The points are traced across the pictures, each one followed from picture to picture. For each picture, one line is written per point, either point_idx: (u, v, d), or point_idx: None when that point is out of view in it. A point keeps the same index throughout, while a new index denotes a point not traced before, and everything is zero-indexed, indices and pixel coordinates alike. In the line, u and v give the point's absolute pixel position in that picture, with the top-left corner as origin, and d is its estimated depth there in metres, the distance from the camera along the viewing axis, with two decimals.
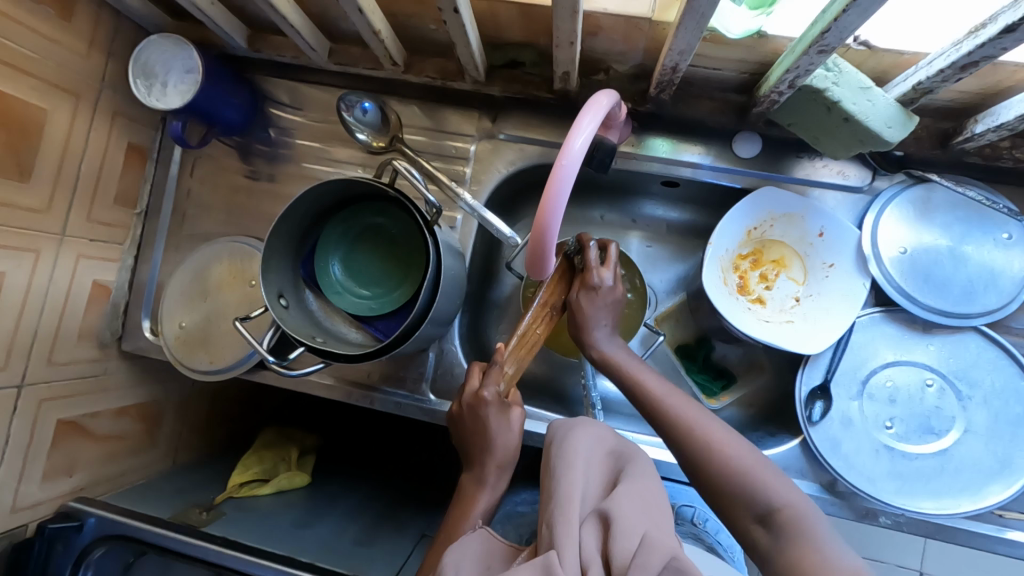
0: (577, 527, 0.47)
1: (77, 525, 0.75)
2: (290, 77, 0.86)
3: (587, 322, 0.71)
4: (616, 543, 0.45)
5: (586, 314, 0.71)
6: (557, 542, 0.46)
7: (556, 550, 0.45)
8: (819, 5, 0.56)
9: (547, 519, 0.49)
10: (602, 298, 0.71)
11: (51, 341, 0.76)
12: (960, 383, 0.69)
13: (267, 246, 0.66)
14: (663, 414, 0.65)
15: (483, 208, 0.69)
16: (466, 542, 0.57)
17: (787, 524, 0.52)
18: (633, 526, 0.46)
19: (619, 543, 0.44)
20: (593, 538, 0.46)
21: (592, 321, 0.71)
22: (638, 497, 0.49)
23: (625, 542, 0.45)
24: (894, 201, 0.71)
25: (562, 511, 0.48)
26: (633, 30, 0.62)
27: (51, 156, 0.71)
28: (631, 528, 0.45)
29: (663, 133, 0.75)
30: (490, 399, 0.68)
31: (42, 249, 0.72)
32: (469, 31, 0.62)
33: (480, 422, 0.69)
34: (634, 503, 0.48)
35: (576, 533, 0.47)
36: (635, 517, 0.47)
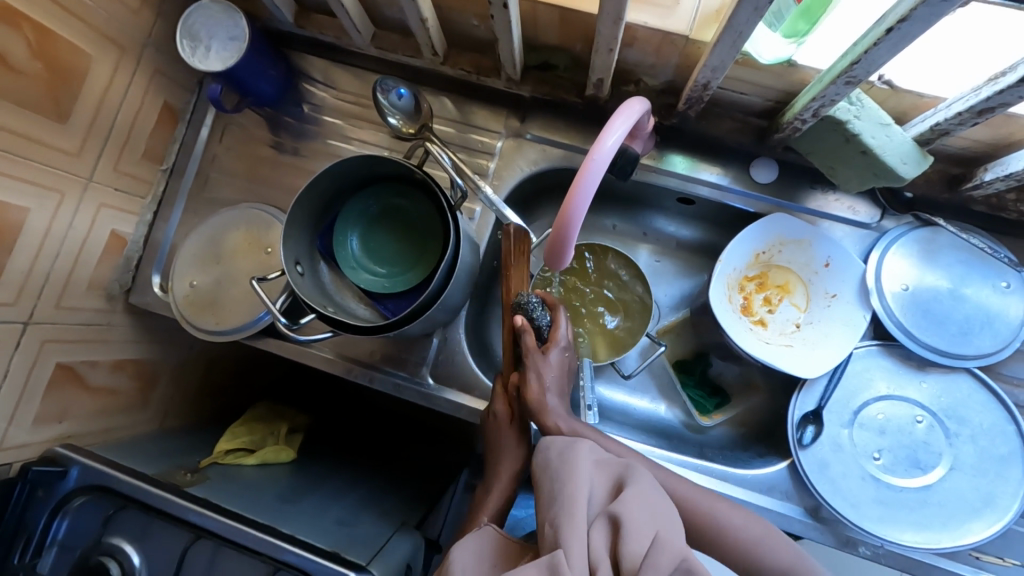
0: (585, 528, 0.50)
1: (61, 472, 0.78)
2: (327, 57, 0.89)
3: (545, 380, 0.70)
4: (625, 544, 0.48)
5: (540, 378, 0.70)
6: (563, 542, 0.49)
7: (563, 550, 0.48)
8: (863, 23, 0.55)
9: (552, 521, 0.51)
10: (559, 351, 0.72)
11: (62, 284, 0.76)
12: (948, 421, 0.71)
13: (291, 212, 0.68)
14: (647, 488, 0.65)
15: (502, 203, 0.68)
16: (469, 541, 0.60)
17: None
18: (641, 528, 0.49)
19: (630, 544, 0.48)
20: (602, 539, 0.49)
21: (549, 380, 0.70)
22: (644, 499, 0.52)
23: (634, 542, 0.48)
24: (899, 240, 0.73)
25: (568, 515, 0.51)
26: (668, 46, 0.64)
27: (89, 104, 0.73)
28: (641, 532, 0.49)
29: (682, 150, 0.77)
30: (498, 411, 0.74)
31: (67, 192, 0.73)
32: (512, 29, 0.64)
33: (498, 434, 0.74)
34: (643, 506, 0.51)
35: (583, 533, 0.50)
36: (644, 521, 0.50)
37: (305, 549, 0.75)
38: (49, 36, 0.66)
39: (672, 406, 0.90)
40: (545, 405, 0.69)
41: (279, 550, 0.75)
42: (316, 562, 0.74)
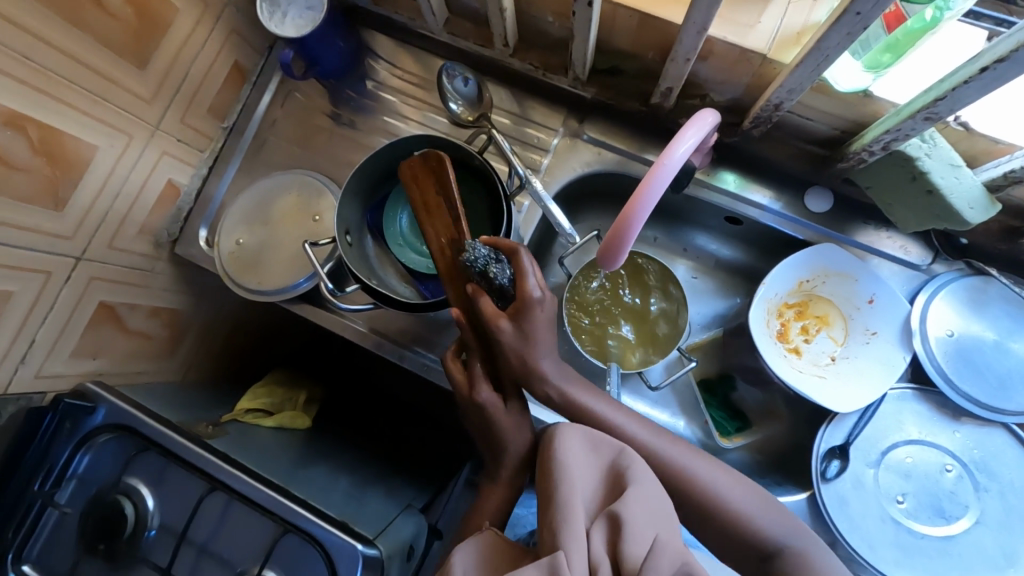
0: (584, 531, 0.50)
1: (89, 408, 0.79)
2: (396, 38, 0.90)
3: (529, 348, 0.66)
4: (625, 546, 0.48)
5: (526, 341, 0.65)
6: (563, 543, 0.49)
7: (563, 551, 0.48)
8: (936, 71, 0.57)
9: (550, 522, 0.51)
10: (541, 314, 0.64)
11: (116, 225, 0.78)
12: (978, 474, 0.69)
13: (347, 181, 0.69)
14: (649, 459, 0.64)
15: (547, 198, 0.76)
16: (468, 546, 0.59)
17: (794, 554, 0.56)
18: (641, 531, 0.49)
19: (630, 546, 0.48)
20: (602, 539, 0.49)
21: (539, 350, 0.66)
22: (644, 499, 0.52)
23: (635, 544, 0.48)
24: (948, 286, 0.72)
25: (567, 518, 0.50)
26: (743, 63, 0.65)
27: (168, 54, 0.74)
28: (641, 533, 0.49)
29: (735, 168, 0.77)
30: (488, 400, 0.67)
31: (135, 136, 0.74)
32: (591, 28, 0.65)
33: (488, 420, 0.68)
34: (643, 506, 0.51)
35: (582, 536, 0.49)
36: (644, 522, 0.50)
37: (315, 514, 0.76)
38: None
39: (691, 423, 0.89)
40: (536, 374, 0.67)
41: (292, 514, 0.75)
42: (324, 529, 0.75)
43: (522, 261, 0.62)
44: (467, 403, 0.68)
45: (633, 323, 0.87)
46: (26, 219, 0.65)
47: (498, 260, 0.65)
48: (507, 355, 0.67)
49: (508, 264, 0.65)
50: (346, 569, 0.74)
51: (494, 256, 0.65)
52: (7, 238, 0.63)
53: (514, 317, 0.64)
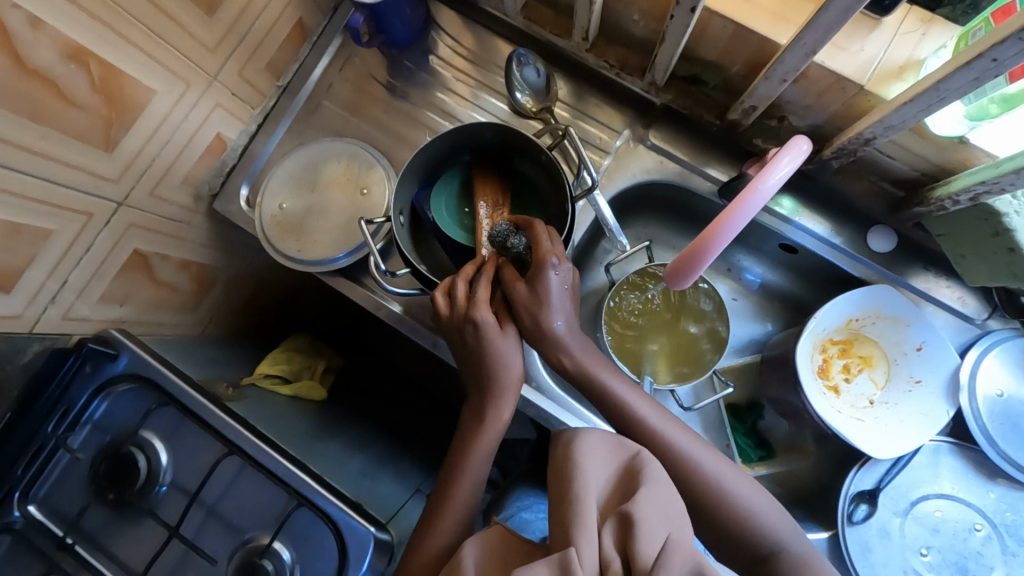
0: (595, 529, 0.46)
1: (112, 355, 0.78)
2: (465, 15, 0.87)
3: (545, 309, 0.63)
4: (639, 544, 0.44)
5: (542, 300, 0.63)
6: (575, 541, 0.45)
7: (574, 549, 0.44)
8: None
9: (560, 518, 0.47)
10: (562, 276, 0.63)
11: (161, 173, 0.75)
12: (1008, 537, 0.69)
13: (409, 160, 0.67)
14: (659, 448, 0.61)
15: (597, 197, 0.74)
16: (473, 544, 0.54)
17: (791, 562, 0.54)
18: (654, 531, 0.45)
19: (642, 546, 0.44)
20: (613, 539, 0.46)
21: (559, 311, 0.64)
22: (659, 500, 0.48)
23: (647, 545, 0.44)
24: (1002, 344, 0.71)
25: (579, 514, 0.46)
26: (835, 91, 0.62)
27: (236, 2, 0.71)
28: (653, 534, 0.45)
29: (799, 195, 0.75)
30: (484, 320, 0.64)
31: (193, 84, 0.72)
32: (683, 35, 0.62)
33: (481, 343, 0.65)
34: (656, 508, 0.47)
35: (593, 533, 0.46)
36: (658, 522, 0.46)
37: (329, 490, 0.75)
38: None
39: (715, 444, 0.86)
40: (552, 338, 0.64)
41: (306, 487, 0.75)
42: (337, 507, 0.74)
43: (536, 227, 0.64)
44: (460, 317, 0.64)
45: (687, 349, 0.84)
46: (75, 157, 0.62)
47: (517, 232, 0.67)
48: (518, 313, 0.65)
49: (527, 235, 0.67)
50: (356, 549, 0.73)
51: (513, 228, 0.68)
52: (55, 175, 0.61)
53: (529, 278, 0.64)
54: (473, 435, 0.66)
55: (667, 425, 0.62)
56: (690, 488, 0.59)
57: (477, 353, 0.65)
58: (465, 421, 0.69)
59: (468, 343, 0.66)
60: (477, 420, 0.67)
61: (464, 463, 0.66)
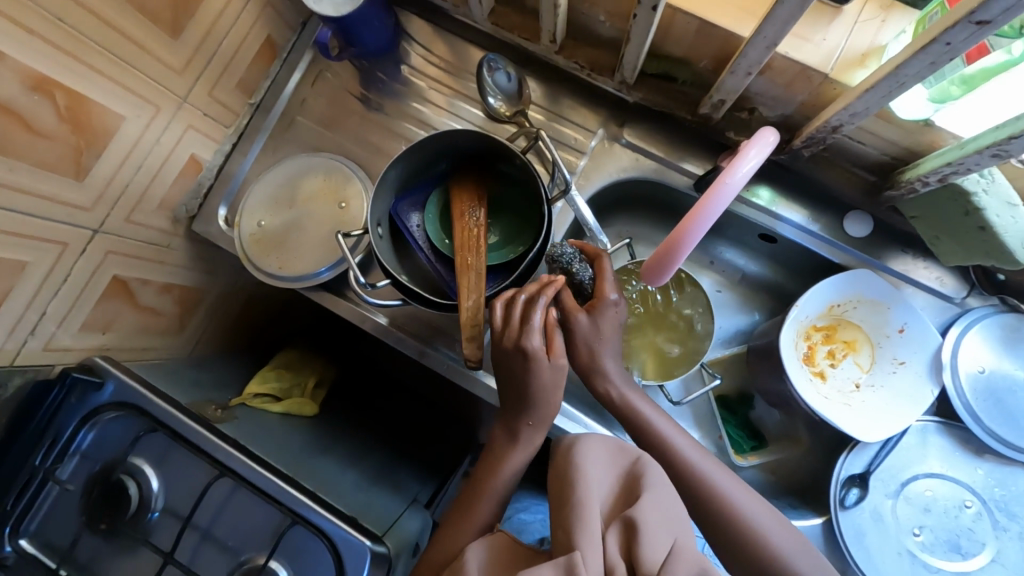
0: (599, 533, 0.49)
1: (96, 385, 0.77)
2: (435, 24, 0.87)
3: (601, 339, 0.67)
4: (643, 550, 0.47)
5: (602, 333, 0.67)
6: (580, 544, 0.48)
7: (579, 553, 0.47)
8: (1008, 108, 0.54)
9: (565, 522, 0.50)
10: (618, 309, 0.67)
11: (136, 198, 0.75)
12: (998, 513, 0.69)
13: (384, 171, 0.66)
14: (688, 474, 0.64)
15: (579, 198, 0.77)
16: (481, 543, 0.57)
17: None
18: (657, 536, 0.48)
19: (647, 551, 0.47)
20: (617, 542, 0.49)
21: (609, 344, 0.67)
22: (660, 505, 0.51)
23: (651, 549, 0.48)
24: (982, 321, 0.72)
25: (583, 519, 0.49)
26: (802, 81, 0.62)
27: (202, 23, 0.71)
28: (657, 539, 0.48)
29: (775, 185, 0.76)
30: (536, 347, 0.61)
31: (162, 107, 0.71)
32: (648, 33, 0.63)
33: (527, 369, 0.63)
34: (658, 512, 0.50)
35: (598, 538, 0.49)
36: (659, 528, 0.49)
37: (322, 505, 0.75)
38: None
39: (706, 437, 0.86)
40: (602, 371, 0.68)
41: (299, 504, 0.74)
42: (332, 522, 0.74)
43: (605, 264, 0.67)
44: (511, 345, 0.62)
45: (676, 345, 0.84)
46: (45, 188, 0.62)
47: (582, 261, 0.70)
48: (576, 344, 0.67)
49: (589, 265, 0.70)
50: (354, 564, 0.72)
51: (578, 256, 0.70)
52: (26, 206, 0.61)
53: (590, 308, 0.66)
54: (504, 454, 0.67)
55: (675, 435, 0.66)
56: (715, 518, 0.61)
57: (522, 381, 0.64)
58: (495, 438, 0.69)
59: (516, 369, 0.64)
60: (508, 439, 0.67)
61: (487, 481, 0.66)
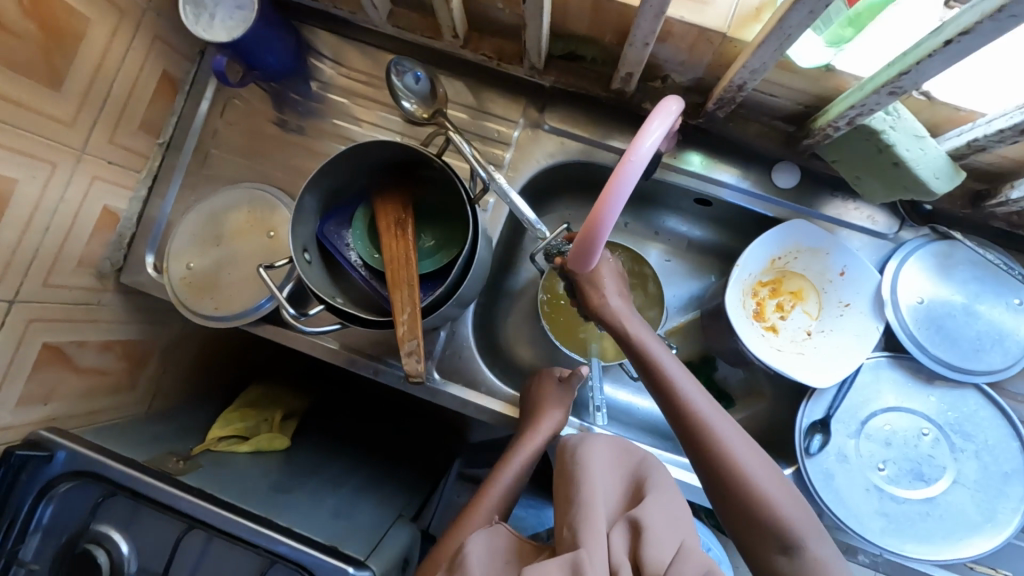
0: (604, 533, 0.52)
1: (46, 457, 0.73)
2: (338, 33, 0.84)
3: (603, 286, 0.65)
4: (647, 550, 0.50)
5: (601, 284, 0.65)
6: (583, 543, 0.51)
7: (584, 551, 0.50)
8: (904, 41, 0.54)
9: (570, 522, 0.54)
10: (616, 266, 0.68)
11: (51, 260, 0.71)
12: (954, 436, 0.71)
13: (300, 195, 0.64)
14: (693, 428, 0.62)
15: (512, 191, 0.68)
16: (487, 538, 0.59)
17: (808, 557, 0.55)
18: (661, 538, 0.52)
19: (651, 551, 0.50)
20: (622, 543, 0.52)
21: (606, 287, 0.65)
22: (661, 509, 0.55)
23: (655, 550, 0.51)
24: (917, 252, 0.73)
25: (588, 517, 0.53)
26: (703, 43, 0.62)
27: (85, 69, 0.68)
28: (661, 540, 0.51)
29: (702, 149, 0.76)
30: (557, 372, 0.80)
31: (60, 163, 0.68)
32: (543, 16, 0.62)
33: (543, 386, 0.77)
34: (661, 516, 0.54)
35: (603, 538, 0.52)
36: (663, 530, 0.53)
37: (297, 540, 0.73)
38: None
39: None
40: (608, 317, 0.65)
41: (275, 543, 0.72)
42: (312, 555, 0.72)
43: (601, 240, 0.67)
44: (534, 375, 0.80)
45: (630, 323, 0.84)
46: None
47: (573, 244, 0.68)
48: (584, 292, 0.66)
49: None
50: None
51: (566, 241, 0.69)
52: None
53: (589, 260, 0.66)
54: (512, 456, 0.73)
55: (679, 375, 0.64)
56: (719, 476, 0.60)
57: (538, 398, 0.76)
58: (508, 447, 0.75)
59: (535, 388, 0.77)
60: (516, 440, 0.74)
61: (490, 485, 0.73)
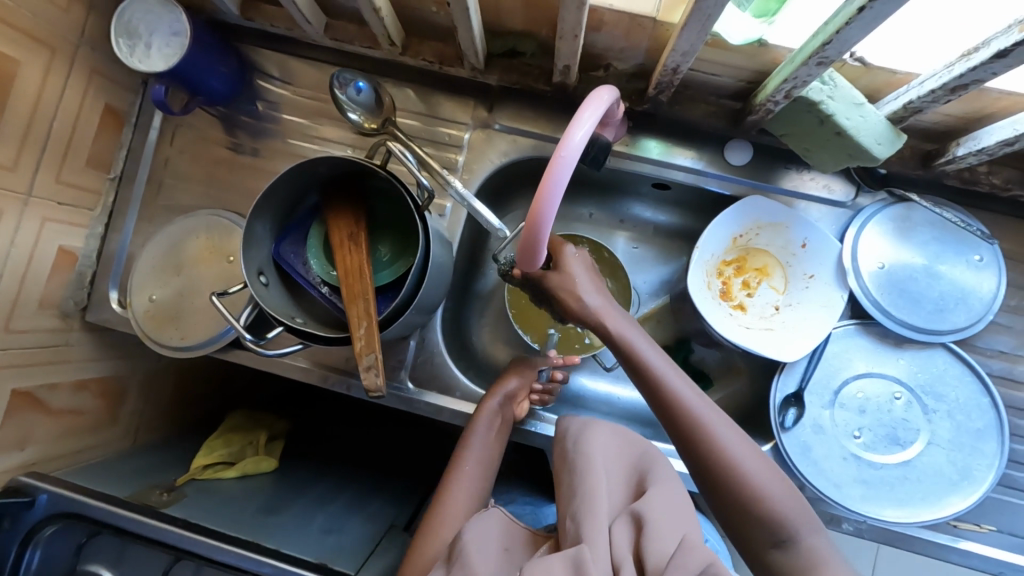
0: (606, 525, 0.50)
1: (27, 502, 0.72)
2: (280, 50, 0.83)
3: (578, 286, 0.64)
4: (650, 543, 0.47)
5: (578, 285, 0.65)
6: (585, 536, 0.49)
7: (585, 544, 0.48)
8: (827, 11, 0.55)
9: (572, 513, 0.51)
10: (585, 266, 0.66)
11: (10, 306, 0.71)
12: (926, 397, 0.71)
13: (248, 219, 0.64)
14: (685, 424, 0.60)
15: (473, 197, 0.66)
16: (487, 524, 0.59)
17: (806, 552, 0.53)
18: (666, 530, 0.48)
19: (654, 544, 0.47)
20: (625, 538, 0.49)
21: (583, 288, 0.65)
22: (666, 499, 0.52)
23: (659, 543, 0.47)
24: (875, 217, 0.73)
25: (589, 512, 0.51)
26: (636, 29, 0.62)
27: (21, 110, 0.67)
28: (667, 534, 0.48)
29: (657, 135, 0.75)
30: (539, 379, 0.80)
31: (6, 208, 0.68)
32: (472, 16, 0.61)
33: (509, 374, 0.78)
34: (666, 507, 0.50)
35: (605, 532, 0.49)
36: (669, 521, 0.49)
37: (282, 560, 0.72)
38: None
39: None
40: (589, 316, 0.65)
41: (262, 566, 0.71)
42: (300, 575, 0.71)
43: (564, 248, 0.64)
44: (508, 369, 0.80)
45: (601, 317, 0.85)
46: None
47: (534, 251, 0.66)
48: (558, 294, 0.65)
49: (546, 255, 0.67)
50: None
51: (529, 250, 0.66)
52: None
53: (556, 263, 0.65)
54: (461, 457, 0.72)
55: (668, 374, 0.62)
56: (714, 473, 0.57)
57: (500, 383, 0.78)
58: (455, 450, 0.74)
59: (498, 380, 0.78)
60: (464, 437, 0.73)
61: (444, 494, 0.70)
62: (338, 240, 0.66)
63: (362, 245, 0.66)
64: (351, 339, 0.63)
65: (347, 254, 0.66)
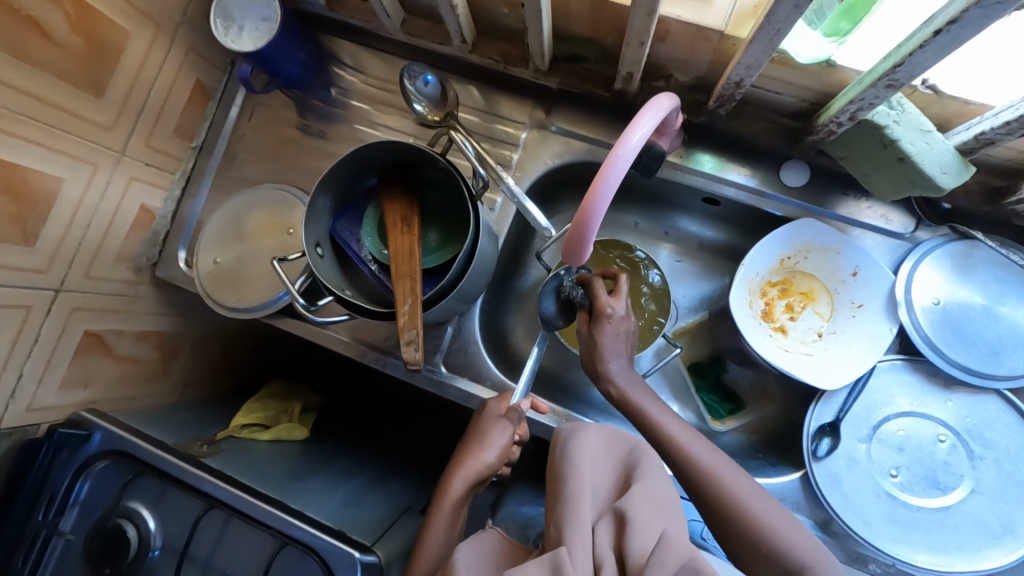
0: (590, 527, 0.50)
1: (84, 436, 0.79)
2: (356, 41, 0.88)
3: (600, 351, 0.72)
4: (631, 542, 0.47)
5: (601, 343, 0.72)
6: (567, 541, 0.48)
7: (565, 548, 0.48)
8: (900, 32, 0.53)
9: (556, 519, 0.51)
10: (615, 327, 0.71)
11: (92, 254, 0.78)
12: (972, 442, 0.68)
13: (312, 195, 0.67)
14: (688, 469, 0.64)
15: (524, 196, 0.69)
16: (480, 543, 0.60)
17: None
18: (648, 527, 0.48)
19: (635, 542, 0.47)
20: (608, 536, 0.49)
21: (606, 349, 0.72)
22: (652, 497, 0.51)
23: (641, 540, 0.47)
24: (934, 252, 0.70)
25: (573, 514, 0.50)
26: (701, 41, 0.63)
27: (125, 78, 0.74)
28: (649, 529, 0.48)
29: (710, 149, 0.75)
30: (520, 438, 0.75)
31: (101, 164, 0.74)
32: (543, 19, 0.63)
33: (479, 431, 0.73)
34: (649, 503, 0.50)
35: (588, 532, 0.49)
36: (651, 517, 0.49)
37: (309, 524, 0.74)
38: (90, 13, 0.68)
39: (684, 408, 0.87)
40: (604, 376, 0.73)
41: (288, 526, 0.74)
42: (321, 539, 0.73)
43: (597, 283, 0.71)
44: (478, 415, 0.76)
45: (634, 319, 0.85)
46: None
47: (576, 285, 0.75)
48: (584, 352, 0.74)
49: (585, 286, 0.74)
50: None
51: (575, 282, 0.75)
52: None
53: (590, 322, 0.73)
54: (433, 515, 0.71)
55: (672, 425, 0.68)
56: (721, 516, 0.60)
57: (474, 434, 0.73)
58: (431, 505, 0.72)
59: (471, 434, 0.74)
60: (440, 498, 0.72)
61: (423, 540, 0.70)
62: (391, 222, 0.70)
63: (416, 230, 0.69)
64: (393, 316, 0.66)
65: (397, 237, 0.69)
